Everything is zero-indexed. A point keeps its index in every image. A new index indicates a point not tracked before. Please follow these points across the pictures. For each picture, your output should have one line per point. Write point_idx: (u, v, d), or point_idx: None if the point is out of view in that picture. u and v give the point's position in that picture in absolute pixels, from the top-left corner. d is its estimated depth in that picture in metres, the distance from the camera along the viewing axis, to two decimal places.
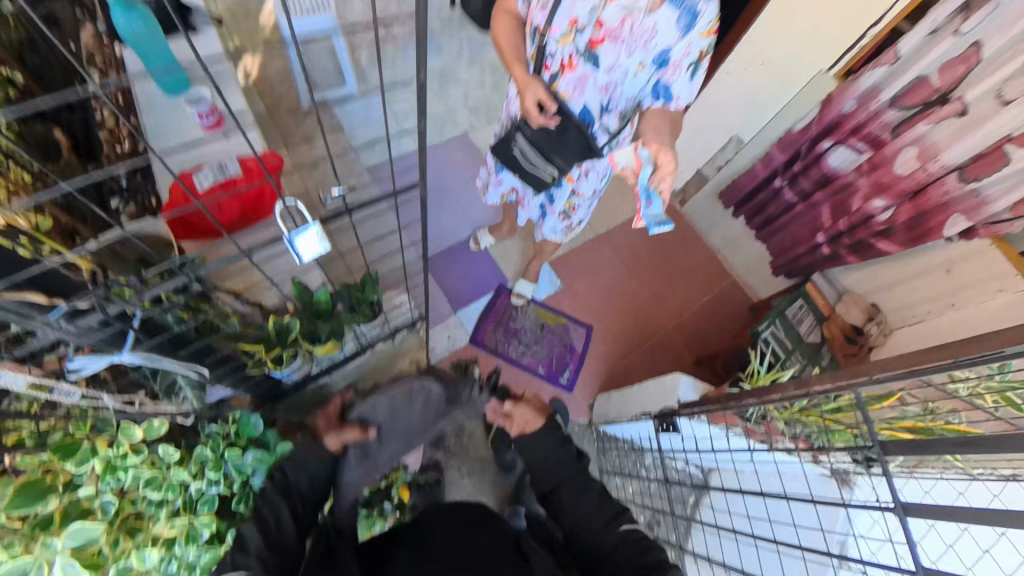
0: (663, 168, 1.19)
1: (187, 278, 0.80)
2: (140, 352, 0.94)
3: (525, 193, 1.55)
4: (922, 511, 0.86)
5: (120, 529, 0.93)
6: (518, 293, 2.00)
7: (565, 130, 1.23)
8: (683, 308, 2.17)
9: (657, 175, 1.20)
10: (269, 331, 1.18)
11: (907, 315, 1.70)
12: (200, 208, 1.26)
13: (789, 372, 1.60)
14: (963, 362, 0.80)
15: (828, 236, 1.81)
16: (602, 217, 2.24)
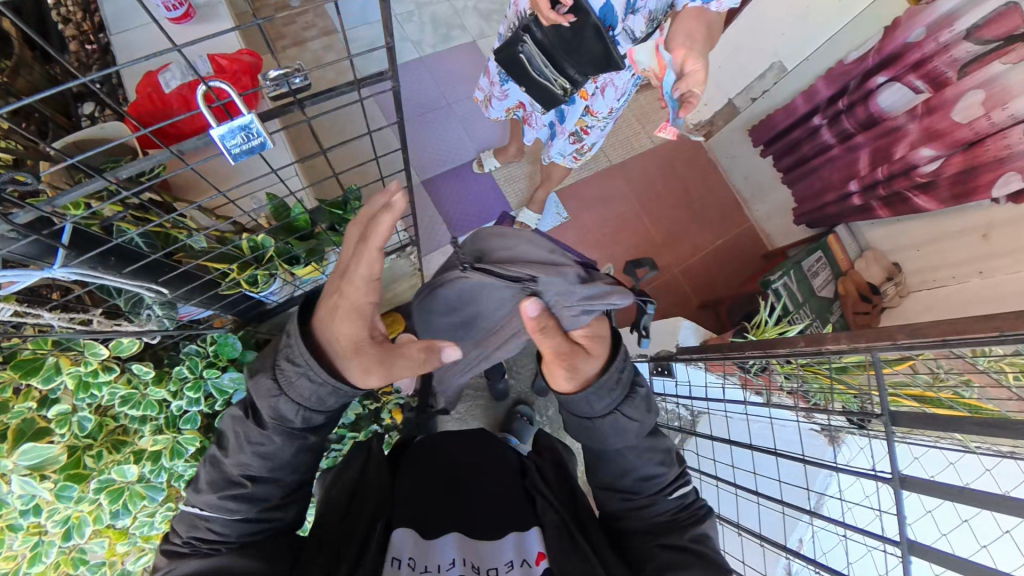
0: (689, 78, 0.99)
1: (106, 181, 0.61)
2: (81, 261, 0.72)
3: (533, 109, 1.39)
4: (919, 485, 0.83)
5: (105, 441, 1.03)
6: (520, 223, 1.85)
7: (581, 31, 0.99)
8: (695, 250, 2.05)
9: (683, 85, 1.00)
10: (238, 246, 1.00)
11: (930, 278, 1.59)
12: (165, 112, 1.12)
13: (798, 326, 1.54)
14: (1008, 337, 0.72)
15: (862, 185, 1.66)
16: (618, 146, 2.06)
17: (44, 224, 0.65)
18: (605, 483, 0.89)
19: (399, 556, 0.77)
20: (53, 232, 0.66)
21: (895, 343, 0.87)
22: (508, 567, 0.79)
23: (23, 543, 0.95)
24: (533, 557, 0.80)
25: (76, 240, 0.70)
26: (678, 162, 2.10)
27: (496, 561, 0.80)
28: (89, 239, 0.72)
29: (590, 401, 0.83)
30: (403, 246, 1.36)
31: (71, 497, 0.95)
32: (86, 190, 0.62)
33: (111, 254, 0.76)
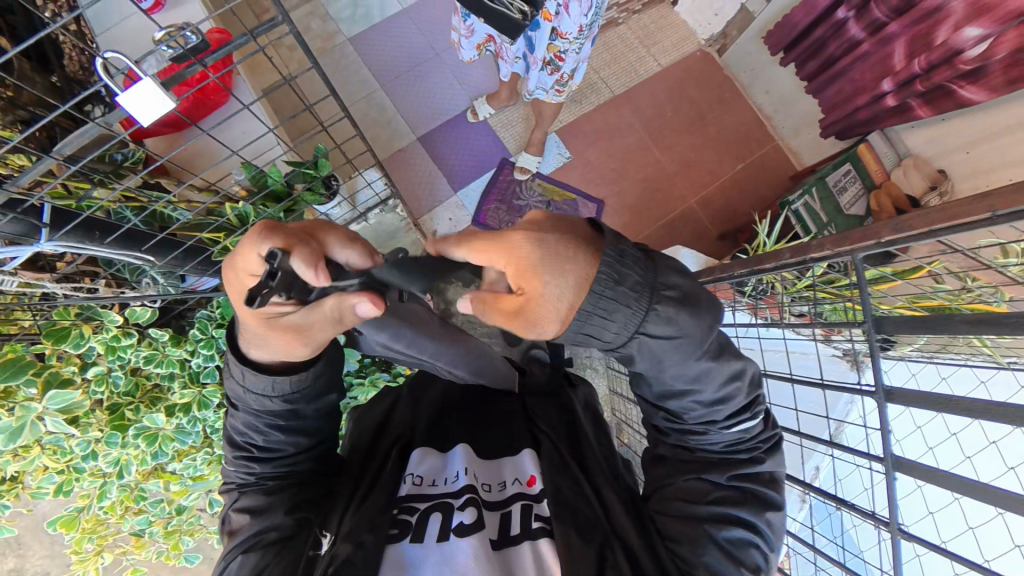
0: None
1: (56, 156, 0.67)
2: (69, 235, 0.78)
3: (502, 42, 1.33)
4: (908, 399, 0.72)
5: (142, 398, 1.11)
6: (520, 167, 1.81)
7: None
8: (716, 176, 1.92)
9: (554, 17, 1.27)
10: (227, 220, 1.03)
11: (981, 182, 1.35)
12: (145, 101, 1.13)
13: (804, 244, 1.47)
14: (1002, 218, 0.58)
15: (896, 82, 1.44)
16: (619, 74, 1.94)
17: (20, 203, 0.71)
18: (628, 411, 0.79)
19: (409, 473, 0.78)
20: (34, 212, 0.72)
21: (880, 242, 0.75)
22: (502, 486, 0.77)
23: (90, 483, 1.10)
24: (527, 479, 0.78)
25: (83, 227, 0.78)
26: (690, 84, 1.95)
27: (496, 479, 0.79)
28: (67, 210, 0.76)
29: (616, 316, 0.67)
30: (383, 200, 1.35)
31: (117, 443, 1.05)
32: (39, 171, 0.67)
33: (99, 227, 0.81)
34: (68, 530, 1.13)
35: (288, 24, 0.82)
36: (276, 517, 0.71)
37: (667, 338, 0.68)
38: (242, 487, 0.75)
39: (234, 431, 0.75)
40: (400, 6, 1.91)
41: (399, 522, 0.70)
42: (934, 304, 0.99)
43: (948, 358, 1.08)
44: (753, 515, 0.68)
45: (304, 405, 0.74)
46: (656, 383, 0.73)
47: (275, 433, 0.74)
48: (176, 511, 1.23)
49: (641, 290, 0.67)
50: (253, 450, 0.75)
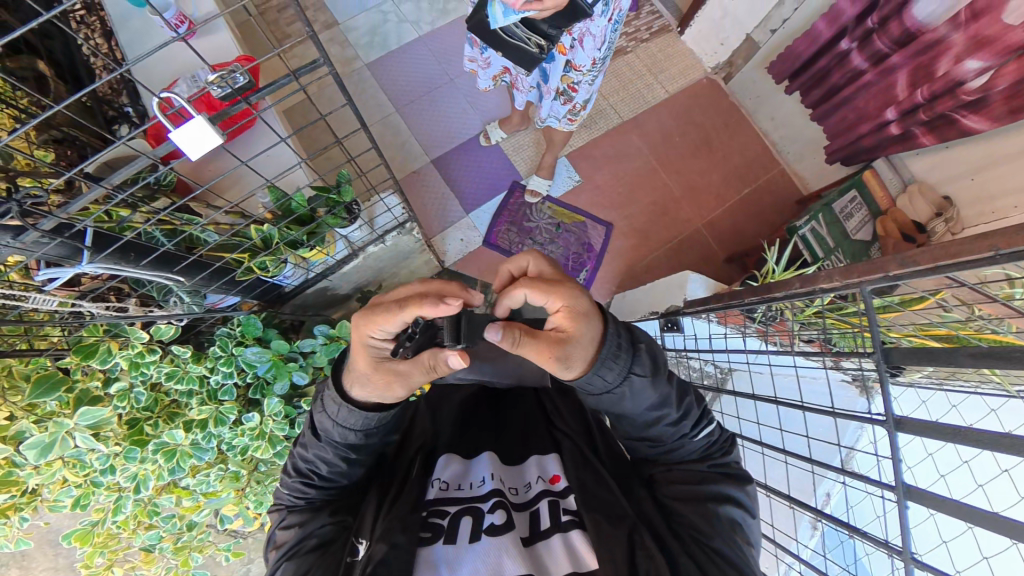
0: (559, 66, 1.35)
1: (104, 188, 0.72)
2: (107, 257, 0.82)
3: (517, 73, 1.38)
4: (916, 428, 0.74)
5: (161, 413, 1.13)
6: (531, 190, 1.86)
7: None
8: (723, 200, 1.95)
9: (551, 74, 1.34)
10: (253, 242, 1.08)
11: (986, 209, 1.37)
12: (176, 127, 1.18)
13: (810, 269, 1.49)
14: (1005, 256, 0.60)
15: (900, 111, 1.48)
16: (628, 101, 1.99)
17: (66, 228, 0.76)
18: (632, 436, 0.83)
19: (436, 478, 0.79)
20: (77, 236, 0.77)
21: (887, 275, 0.77)
22: (527, 486, 0.79)
23: (107, 497, 1.12)
24: (551, 477, 0.80)
25: (121, 249, 0.83)
26: (697, 110, 2.01)
27: (521, 481, 0.80)
28: (110, 235, 0.82)
29: (603, 374, 0.74)
30: (401, 223, 1.37)
31: (136, 458, 1.06)
32: (89, 199, 0.72)
33: (133, 249, 0.85)
34: (81, 544, 1.14)
35: (325, 65, 0.88)
36: (319, 523, 0.77)
37: (641, 392, 0.76)
38: (291, 506, 0.80)
39: (299, 452, 0.81)
40: (416, 35, 1.99)
41: (431, 525, 0.71)
42: (941, 333, 1.00)
43: (957, 386, 1.09)
44: (742, 492, 0.77)
45: (372, 446, 0.80)
46: (634, 421, 0.79)
47: (340, 465, 0.79)
48: (187, 527, 1.24)
49: (623, 354, 0.74)
50: (314, 477, 0.80)
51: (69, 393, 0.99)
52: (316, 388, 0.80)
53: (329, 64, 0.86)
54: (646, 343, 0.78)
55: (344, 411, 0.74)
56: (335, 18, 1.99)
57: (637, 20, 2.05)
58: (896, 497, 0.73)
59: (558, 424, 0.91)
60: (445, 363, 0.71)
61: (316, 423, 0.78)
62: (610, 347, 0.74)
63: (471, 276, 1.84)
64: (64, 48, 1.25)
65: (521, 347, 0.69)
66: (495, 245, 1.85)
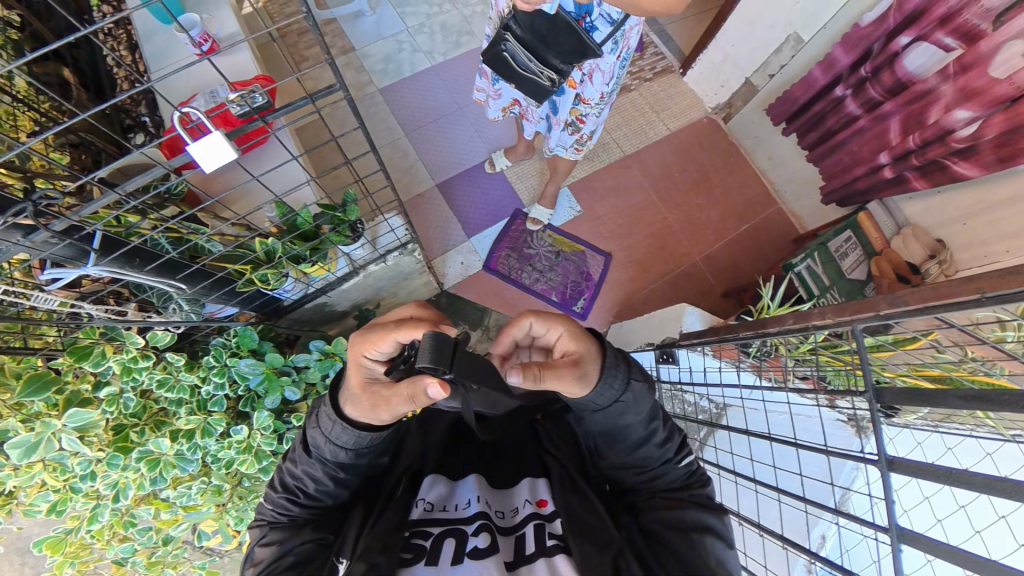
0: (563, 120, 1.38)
1: (118, 195, 0.74)
2: (110, 261, 0.83)
3: (527, 104, 1.42)
4: (909, 469, 0.73)
5: (148, 420, 1.12)
6: (533, 218, 1.89)
7: (558, 23, 1.02)
8: (720, 236, 1.98)
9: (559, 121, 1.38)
10: (256, 254, 1.09)
11: (980, 253, 1.40)
12: None
13: (806, 307, 1.51)
14: (991, 299, 0.62)
15: (893, 155, 1.52)
16: (631, 136, 2.05)
17: (75, 230, 0.77)
18: (618, 462, 0.83)
19: (421, 499, 0.78)
20: (86, 239, 0.78)
21: (879, 314, 0.78)
22: (514, 511, 0.78)
23: (83, 505, 1.10)
24: (538, 501, 0.79)
25: (127, 254, 0.84)
26: (697, 146, 2.07)
27: (508, 506, 0.79)
28: (117, 239, 0.83)
29: (610, 383, 0.75)
30: (403, 243, 1.39)
31: (117, 466, 1.05)
32: (102, 203, 0.74)
33: (137, 255, 0.86)
34: (52, 553, 1.11)
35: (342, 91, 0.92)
36: (301, 539, 0.76)
37: (640, 399, 0.78)
38: (272, 524, 0.78)
39: (287, 467, 0.80)
40: (428, 65, 2.07)
41: (412, 546, 0.70)
42: (934, 373, 1.01)
43: (953, 428, 1.08)
44: (718, 521, 0.75)
45: (362, 466, 0.79)
46: (629, 438, 0.79)
47: (328, 483, 0.78)
48: (162, 541, 1.20)
49: (622, 363, 0.77)
50: (300, 495, 0.79)
51: (57, 396, 0.98)
52: (311, 403, 0.80)
53: (345, 88, 0.89)
54: (635, 357, 0.82)
55: (339, 426, 0.73)
56: (352, 45, 2.08)
57: (641, 60, 2.14)
58: (890, 540, 0.71)
59: (549, 450, 0.88)
60: (424, 393, 0.66)
61: (309, 439, 0.77)
62: (612, 359, 0.76)
63: (470, 299, 1.85)
64: (90, 59, 1.34)
65: (544, 380, 0.68)
66: (494, 271, 1.87)
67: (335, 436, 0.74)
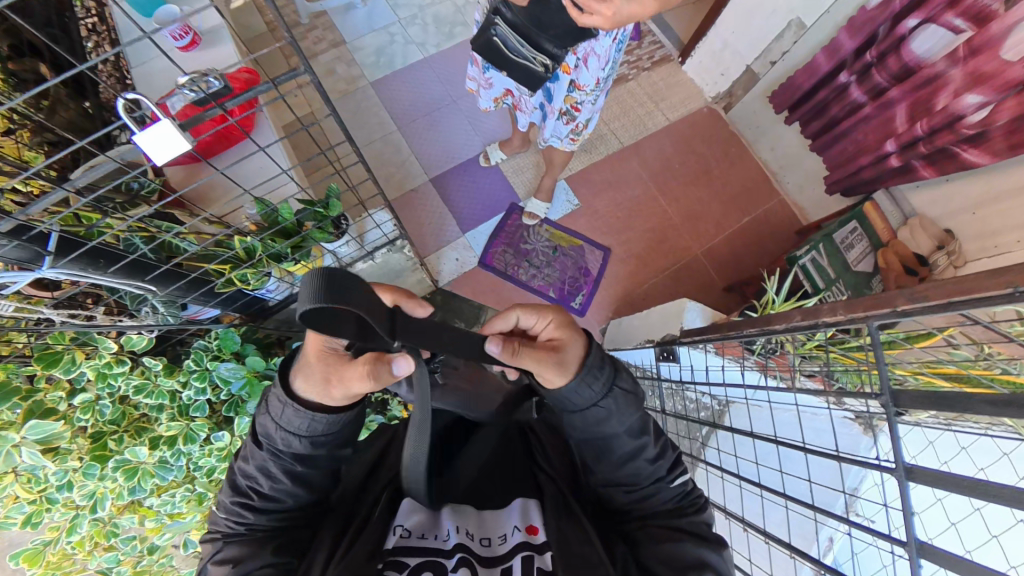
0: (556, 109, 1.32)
1: (67, 190, 0.68)
2: (66, 265, 0.78)
3: (520, 94, 1.37)
4: (928, 478, 0.68)
5: (128, 427, 1.08)
6: (529, 212, 1.84)
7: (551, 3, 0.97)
8: (721, 229, 1.94)
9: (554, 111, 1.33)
10: (235, 253, 1.04)
11: (990, 244, 1.34)
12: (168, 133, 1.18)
13: (811, 301, 1.46)
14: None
15: (899, 144, 1.47)
16: (629, 127, 2.00)
17: (26, 230, 0.72)
18: (607, 480, 0.78)
19: (398, 525, 0.73)
20: (40, 240, 0.74)
21: (896, 309, 0.73)
22: (502, 538, 0.73)
23: (62, 515, 1.04)
24: (528, 527, 0.74)
25: (87, 255, 0.80)
26: (697, 137, 2.01)
27: (495, 531, 0.74)
28: (74, 239, 0.79)
29: (589, 385, 0.72)
30: (391, 240, 1.35)
31: (95, 475, 1.01)
32: (51, 201, 0.69)
33: (94, 256, 0.81)
34: (31, 566, 1.06)
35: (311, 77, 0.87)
36: (260, 562, 0.69)
37: (625, 409, 0.75)
38: (226, 539, 0.73)
39: (240, 471, 0.76)
40: (421, 57, 2.01)
41: None
42: (950, 371, 0.96)
43: (968, 427, 1.04)
44: (718, 556, 0.71)
45: (321, 459, 0.75)
46: (615, 453, 0.76)
47: (283, 478, 0.74)
48: (147, 550, 1.16)
49: (606, 366, 0.74)
50: (253, 498, 0.74)
51: (20, 404, 0.94)
52: (263, 391, 0.78)
53: (313, 74, 0.83)
54: (623, 362, 0.79)
55: (290, 409, 0.71)
56: (343, 37, 2.02)
57: (639, 50, 2.08)
58: (907, 554, 0.67)
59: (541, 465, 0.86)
60: (389, 369, 0.66)
61: (258, 429, 0.75)
62: (595, 359, 0.73)
63: (465, 297, 1.80)
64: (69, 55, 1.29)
65: (519, 357, 0.69)
66: (490, 267, 1.83)
67: (290, 418, 0.71)
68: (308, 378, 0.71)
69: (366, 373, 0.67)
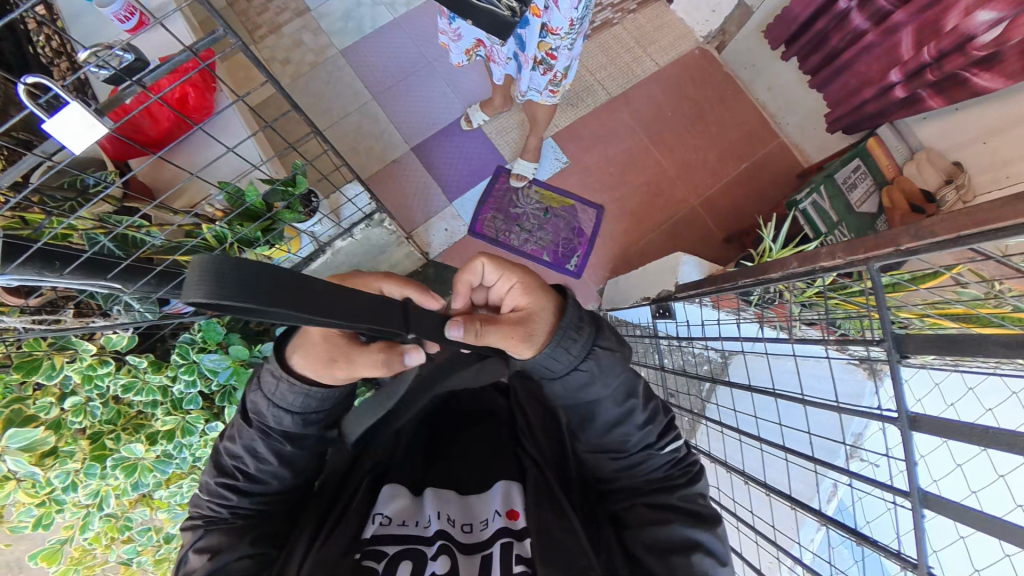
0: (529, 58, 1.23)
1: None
2: (19, 269, 0.75)
3: (491, 44, 1.28)
4: (934, 427, 0.64)
5: (124, 425, 1.07)
6: (516, 174, 1.77)
7: None
8: (719, 178, 1.86)
9: (527, 60, 1.24)
10: (203, 240, 1.01)
11: (1001, 174, 1.27)
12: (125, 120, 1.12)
13: (811, 247, 1.40)
14: None
15: (905, 72, 1.37)
16: (616, 76, 1.89)
17: None
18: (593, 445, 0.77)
19: (377, 513, 0.71)
20: None
21: (900, 249, 0.67)
22: (485, 523, 0.72)
23: (73, 514, 1.05)
24: (510, 511, 0.73)
25: (41, 258, 0.77)
26: (689, 82, 1.90)
27: (477, 516, 0.73)
28: (21, 242, 0.75)
29: (564, 349, 0.68)
30: (367, 215, 1.31)
31: (96, 474, 1.01)
32: None
33: (48, 257, 0.78)
34: (49, 563, 1.09)
35: (244, 50, 0.78)
36: (237, 554, 0.67)
37: (609, 370, 0.71)
38: (210, 525, 0.72)
39: (225, 451, 0.73)
40: (390, 16, 1.89)
41: (363, 569, 0.64)
42: (958, 313, 0.91)
43: (977, 367, 1.00)
44: (711, 534, 0.69)
45: (310, 440, 0.73)
46: (600, 419, 0.74)
47: (270, 461, 0.72)
48: (164, 540, 1.16)
49: (585, 327, 0.70)
50: (239, 479, 0.72)
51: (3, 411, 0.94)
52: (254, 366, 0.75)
53: (239, 37, 0.74)
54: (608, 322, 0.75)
55: (277, 383, 0.68)
56: (306, 3, 1.89)
57: None
58: (911, 505, 0.64)
59: (526, 447, 0.85)
60: (402, 360, 0.63)
61: (248, 407, 0.72)
62: (571, 319, 0.69)
63: (458, 267, 1.75)
64: (14, 48, 1.12)
65: (485, 336, 0.63)
66: (480, 234, 1.77)
67: (280, 391, 0.69)
68: (300, 354, 0.68)
69: (350, 351, 0.64)
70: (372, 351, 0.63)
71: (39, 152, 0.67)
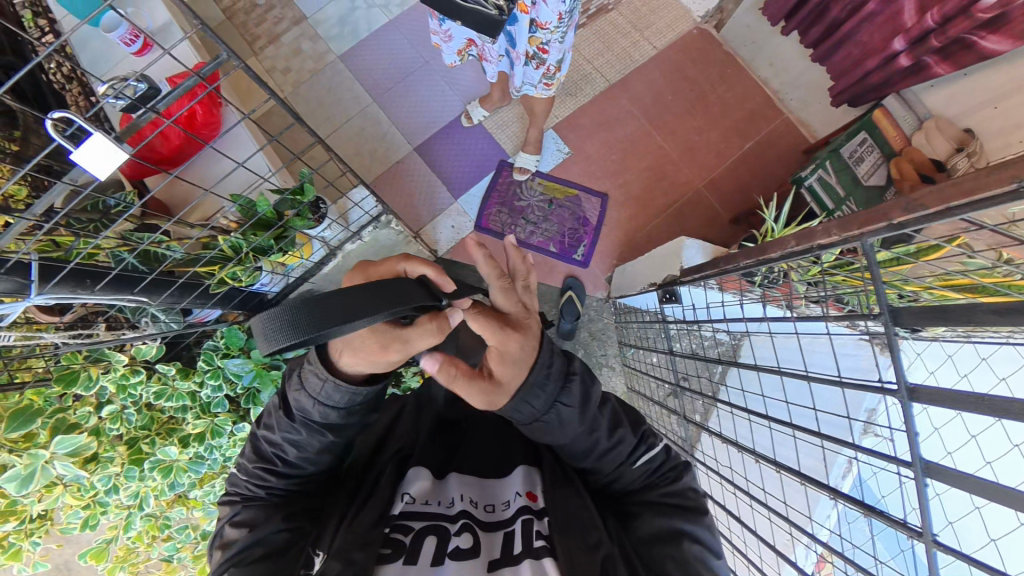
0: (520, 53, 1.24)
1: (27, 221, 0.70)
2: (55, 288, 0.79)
3: (482, 42, 1.29)
4: (933, 398, 0.64)
5: (158, 430, 1.15)
6: (519, 168, 1.78)
7: None
8: (723, 159, 1.84)
9: (519, 57, 1.25)
10: (220, 251, 1.06)
11: (1014, 137, 1.23)
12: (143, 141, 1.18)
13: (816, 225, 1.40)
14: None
15: (908, 40, 1.33)
16: (614, 63, 1.88)
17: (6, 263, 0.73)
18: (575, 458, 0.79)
19: (403, 493, 0.75)
20: (20, 270, 0.74)
21: (891, 224, 0.67)
22: (506, 504, 0.76)
23: (116, 514, 1.12)
24: (528, 493, 0.77)
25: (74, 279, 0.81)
26: (688, 64, 1.88)
27: (499, 499, 0.77)
28: (54, 265, 0.79)
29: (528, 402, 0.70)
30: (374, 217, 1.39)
31: (135, 477, 1.07)
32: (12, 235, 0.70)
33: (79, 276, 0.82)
34: (98, 562, 1.15)
35: (244, 68, 0.81)
36: (273, 527, 0.72)
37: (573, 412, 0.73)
38: (247, 500, 0.77)
39: (265, 437, 0.78)
40: (386, 18, 1.91)
41: (392, 541, 0.67)
42: (963, 284, 0.91)
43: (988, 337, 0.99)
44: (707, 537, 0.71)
45: (350, 428, 0.78)
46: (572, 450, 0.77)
47: (312, 448, 0.76)
48: (201, 537, 1.22)
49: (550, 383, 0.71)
50: (278, 464, 0.77)
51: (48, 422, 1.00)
52: (291, 362, 0.77)
53: (240, 58, 0.76)
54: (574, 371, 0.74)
55: (325, 383, 0.72)
56: (303, 12, 1.92)
57: None
58: (913, 474, 0.64)
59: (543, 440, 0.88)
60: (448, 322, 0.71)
61: (290, 401, 0.75)
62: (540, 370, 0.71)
63: (467, 263, 1.78)
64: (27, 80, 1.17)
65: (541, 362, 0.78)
66: (487, 229, 1.80)
67: (321, 388, 0.72)
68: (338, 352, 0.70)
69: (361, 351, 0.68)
70: (424, 324, 0.68)
71: (65, 181, 0.71)
